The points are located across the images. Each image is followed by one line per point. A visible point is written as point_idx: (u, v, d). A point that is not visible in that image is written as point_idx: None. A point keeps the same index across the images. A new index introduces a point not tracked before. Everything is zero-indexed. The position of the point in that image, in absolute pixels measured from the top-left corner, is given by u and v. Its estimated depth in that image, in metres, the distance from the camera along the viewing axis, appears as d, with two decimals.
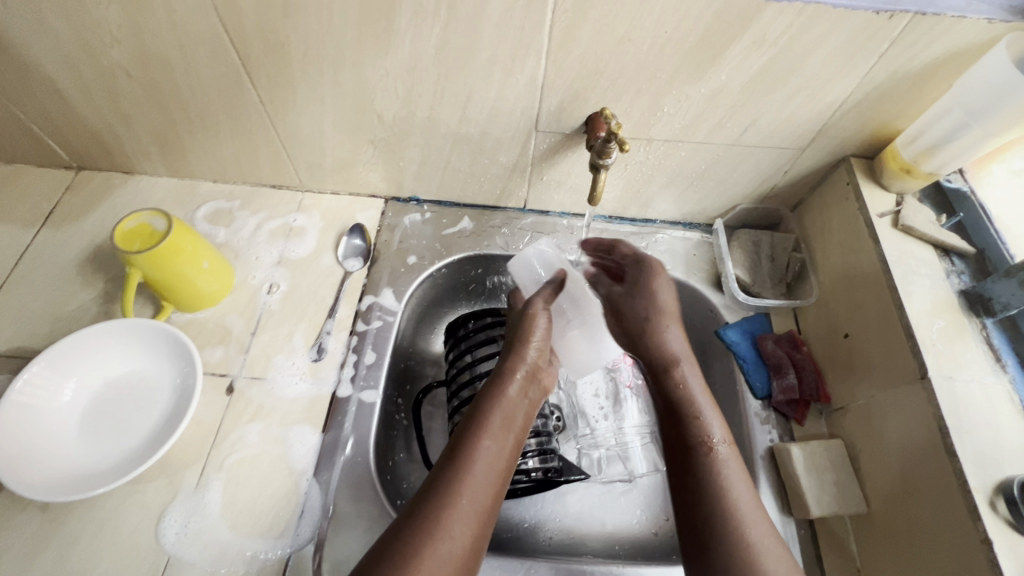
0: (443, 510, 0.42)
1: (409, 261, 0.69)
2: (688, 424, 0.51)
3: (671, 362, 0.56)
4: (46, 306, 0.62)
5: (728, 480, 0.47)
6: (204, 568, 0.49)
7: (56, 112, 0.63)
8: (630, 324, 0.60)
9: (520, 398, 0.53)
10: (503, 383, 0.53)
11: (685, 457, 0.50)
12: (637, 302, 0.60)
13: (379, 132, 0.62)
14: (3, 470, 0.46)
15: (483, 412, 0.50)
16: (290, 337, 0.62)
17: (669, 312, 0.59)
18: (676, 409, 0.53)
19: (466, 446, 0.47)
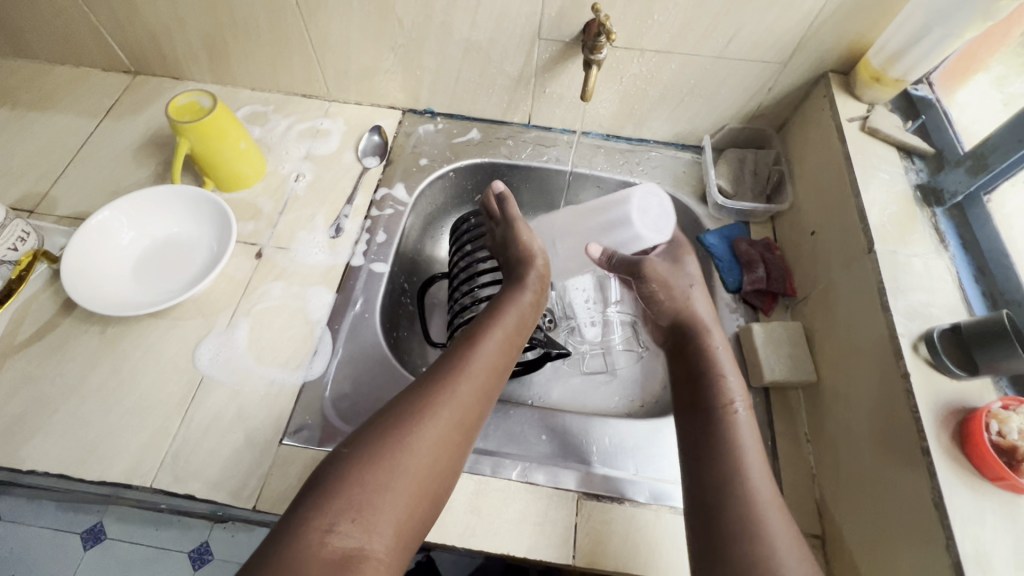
0: (450, 385, 0.46)
1: (421, 163, 0.77)
2: (707, 386, 0.51)
3: (703, 327, 0.56)
4: (106, 180, 0.72)
5: (744, 439, 0.46)
6: (231, 387, 0.58)
7: (119, 14, 0.72)
8: (667, 285, 0.59)
9: (529, 309, 0.57)
10: (515, 294, 0.57)
11: (701, 410, 0.49)
12: (674, 265, 0.60)
13: (400, 37, 0.70)
14: (67, 284, 0.56)
15: (497, 310, 0.55)
16: (312, 218, 0.70)
17: (694, 280, 0.59)
18: (696, 372, 0.52)
19: (473, 339, 0.51)
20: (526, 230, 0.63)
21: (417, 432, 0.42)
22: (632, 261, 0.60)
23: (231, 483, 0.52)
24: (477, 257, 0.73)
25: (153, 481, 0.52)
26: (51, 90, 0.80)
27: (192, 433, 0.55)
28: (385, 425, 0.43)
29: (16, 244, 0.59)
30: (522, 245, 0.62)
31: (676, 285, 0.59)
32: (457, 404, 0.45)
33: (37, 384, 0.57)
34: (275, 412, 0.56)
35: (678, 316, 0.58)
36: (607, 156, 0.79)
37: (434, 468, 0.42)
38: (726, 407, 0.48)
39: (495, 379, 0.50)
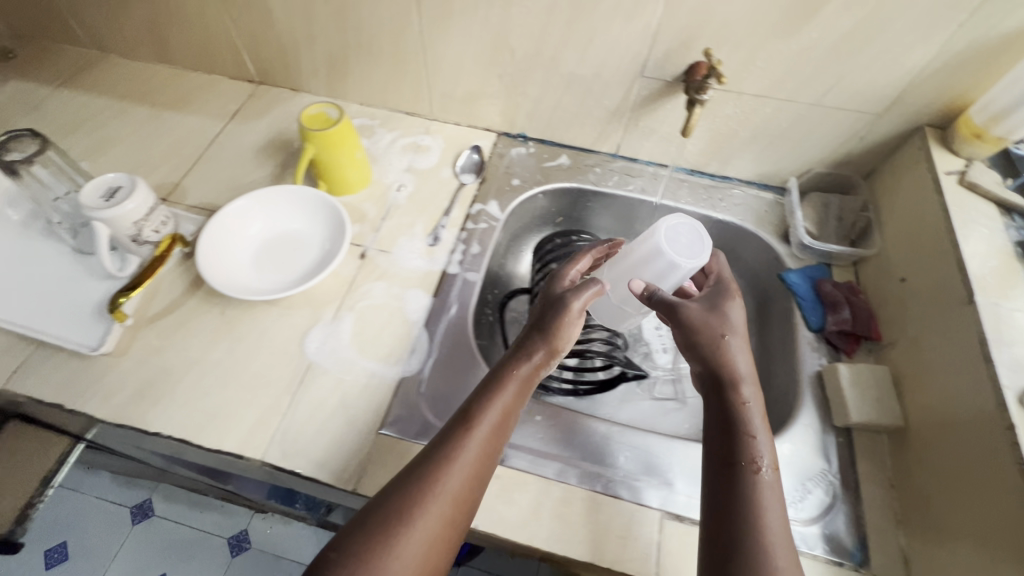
0: (431, 481, 0.43)
1: (513, 182, 0.81)
2: (739, 442, 0.48)
3: (735, 379, 0.52)
4: (230, 176, 0.79)
5: (766, 505, 0.45)
6: (335, 374, 0.62)
7: (260, 30, 0.80)
8: (704, 332, 0.54)
9: (529, 381, 0.51)
10: (510, 368, 0.50)
11: (725, 467, 0.48)
12: (715, 312, 0.55)
13: (509, 66, 0.75)
14: (202, 266, 0.62)
15: (491, 384, 0.49)
16: (412, 226, 0.75)
17: (738, 329, 0.54)
18: (727, 427, 0.49)
19: (463, 427, 0.47)
20: (577, 321, 0.53)
21: (401, 541, 0.40)
22: (669, 302, 0.56)
23: (333, 465, 0.56)
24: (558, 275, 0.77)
25: (264, 455, 0.56)
26: (185, 93, 0.89)
27: (299, 414, 0.59)
28: (368, 536, 0.40)
29: (159, 227, 0.66)
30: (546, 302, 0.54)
31: (709, 329, 0.54)
32: (444, 500, 0.43)
33: (164, 354, 0.62)
34: (375, 403, 0.60)
35: (711, 364, 0.52)
36: (690, 190, 0.82)
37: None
38: (753, 467, 0.47)
39: (486, 464, 0.46)
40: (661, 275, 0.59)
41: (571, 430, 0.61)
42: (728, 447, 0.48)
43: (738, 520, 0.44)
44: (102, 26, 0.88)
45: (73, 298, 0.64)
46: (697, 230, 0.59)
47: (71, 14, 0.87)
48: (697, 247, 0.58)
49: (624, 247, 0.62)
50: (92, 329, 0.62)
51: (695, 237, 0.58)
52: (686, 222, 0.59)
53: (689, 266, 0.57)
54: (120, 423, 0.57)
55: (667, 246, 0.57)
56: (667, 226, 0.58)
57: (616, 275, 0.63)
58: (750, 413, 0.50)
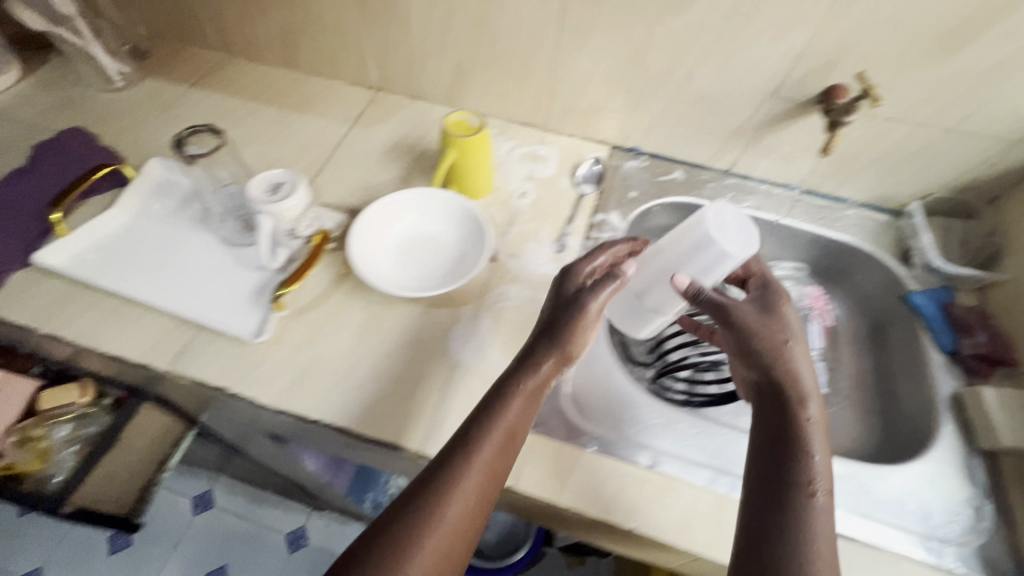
0: (446, 487, 0.45)
1: (631, 195, 0.83)
2: (795, 460, 0.48)
3: (803, 396, 0.52)
4: (359, 178, 0.82)
5: (818, 528, 0.44)
6: (480, 372, 0.63)
7: (393, 39, 0.84)
8: (753, 340, 0.55)
9: (542, 386, 0.52)
10: (530, 374, 0.52)
11: (774, 483, 0.47)
12: (765, 317, 0.56)
13: (639, 82, 0.77)
14: (352, 258, 0.66)
15: (516, 387, 0.51)
16: (537, 232, 0.77)
17: (797, 333, 0.55)
18: (781, 442, 0.49)
19: (488, 427, 0.49)
20: (594, 322, 0.56)
21: (419, 542, 0.42)
22: (717, 301, 0.57)
23: None
24: None
25: (420, 448, 0.58)
26: (309, 96, 0.93)
27: (451, 410, 0.60)
28: (388, 539, 0.43)
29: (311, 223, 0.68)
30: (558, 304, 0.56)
31: (767, 332, 0.55)
32: (461, 505, 0.45)
33: (316, 345, 0.64)
34: None
35: (771, 374, 0.53)
36: (804, 210, 0.84)
37: (443, 566, 0.43)
38: (809, 488, 0.46)
39: (502, 466, 0.48)
40: (707, 267, 0.60)
41: (714, 439, 0.61)
42: (780, 460, 0.48)
43: (775, 532, 0.44)
44: (235, 30, 0.92)
45: (230, 289, 0.68)
46: (748, 224, 0.61)
47: (209, 19, 0.91)
48: (743, 238, 0.60)
49: (666, 238, 0.65)
50: (251, 318, 0.65)
51: (744, 231, 0.60)
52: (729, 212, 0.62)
53: (736, 257, 0.59)
54: (281, 410, 0.60)
55: (715, 235, 0.60)
56: (713, 217, 0.61)
57: (657, 265, 0.65)
58: (812, 431, 0.50)
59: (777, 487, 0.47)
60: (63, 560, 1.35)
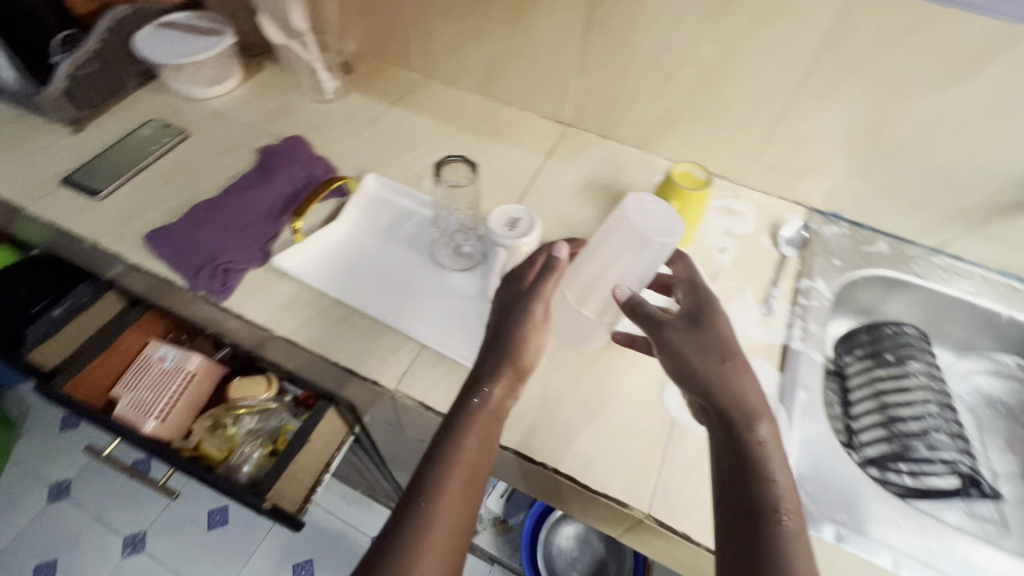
0: (417, 521, 0.44)
1: (834, 263, 0.80)
2: (760, 489, 0.45)
3: (749, 416, 0.48)
4: (559, 214, 0.83)
5: (792, 552, 0.41)
6: (701, 437, 0.62)
7: (604, 80, 0.85)
8: (684, 354, 0.52)
9: (498, 410, 0.52)
10: (482, 399, 0.51)
11: (748, 519, 0.44)
12: (696, 331, 0.53)
13: (867, 149, 0.75)
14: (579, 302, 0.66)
15: (471, 415, 0.50)
16: (742, 291, 0.75)
17: (730, 341, 0.52)
18: (740, 471, 0.46)
19: (442, 455, 0.47)
20: (540, 321, 0.56)
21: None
22: (653, 315, 0.54)
23: None
24: (908, 361, 0.75)
25: (649, 508, 0.56)
26: (502, 126, 0.95)
27: (675, 473, 0.59)
28: None
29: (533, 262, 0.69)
30: (496, 327, 0.56)
31: (710, 345, 0.52)
32: (436, 535, 0.43)
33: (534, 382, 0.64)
34: None
35: (714, 397, 0.50)
36: None
37: None
38: (778, 513, 0.43)
39: (471, 486, 0.47)
40: (645, 257, 0.59)
41: (958, 550, 0.57)
42: (740, 491, 0.45)
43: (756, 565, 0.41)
44: (440, 56, 0.96)
45: (450, 313, 0.69)
46: (656, 203, 0.59)
47: (419, 42, 0.95)
48: (670, 226, 0.56)
49: (599, 233, 0.62)
50: (476, 347, 0.65)
51: (662, 211, 0.58)
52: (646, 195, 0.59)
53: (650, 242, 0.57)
54: (507, 446, 0.60)
55: (634, 217, 0.58)
56: (636, 204, 0.59)
57: (592, 262, 0.61)
58: (768, 453, 0.47)
59: (743, 521, 0.44)
60: (163, 528, 1.35)
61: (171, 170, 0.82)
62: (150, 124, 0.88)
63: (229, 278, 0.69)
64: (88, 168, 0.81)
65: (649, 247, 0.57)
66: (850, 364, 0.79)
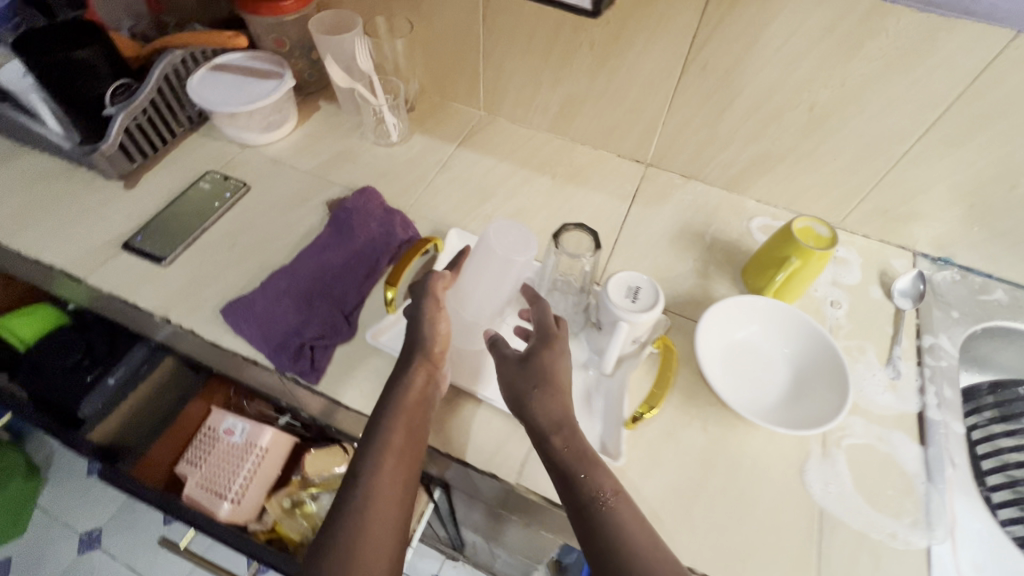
0: (357, 508, 0.50)
1: (953, 314, 0.75)
2: (579, 480, 0.50)
3: (555, 422, 0.54)
4: (655, 266, 0.77)
5: (626, 523, 0.47)
6: (856, 529, 0.56)
7: (696, 121, 0.79)
8: (513, 387, 0.57)
9: (418, 400, 0.57)
10: (404, 391, 0.57)
11: (574, 505, 0.49)
12: (525, 360, 0.58)
13: (994, 197, 0.70)
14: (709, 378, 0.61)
15: (393, 409, 0.55)
16: (862, 351, 0.70)
17: (558, 351, 0.59)
18: (560, 468, 0.51)
19: (373, 453, 0.53)
20: (439, 315, 0.61)
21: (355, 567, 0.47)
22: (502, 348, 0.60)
23: None
24: None
25: None
26: (577, 168, 0.89)
27: (834, 573, 0.54)
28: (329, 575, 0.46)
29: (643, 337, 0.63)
30: (413, 337, 0.60)
31: (544, 359, 0.58)
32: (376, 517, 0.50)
33: (664, 470, 0.59)
34: (914, 574, 0.54)
35: (526, 402, 0.55)
36: None
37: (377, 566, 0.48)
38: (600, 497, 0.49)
39: (404, 465, 0.53)
40: (502, 272, 0.64)
41: None
42: (567, 488, 0.50)
43: (594, 539, 0.47)
44: (509, 94, 0.90)
45: None
46: (516, 227, 0.64)
47: (488, 80, 0.89)
48: (525, 243, 0.63)
49: (468, 259, 0.67)
50: (596, 434, 0.60)
51: (521, 236, 0.63)
52: (515, 223, 0.64)
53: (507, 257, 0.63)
54: None
55: (495, 241, 0.63)
56: (496, 227, 0.64)
57: (467, 277, 0.65)
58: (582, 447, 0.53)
59: (578, 514, 0.49)
60: None
61: (237, 229, 0.76)
62: (208, 177, 0.82)
63: (318, 357, 0.63)
64: (148, 230, 0.75)
65: (502, 259, 0.62)
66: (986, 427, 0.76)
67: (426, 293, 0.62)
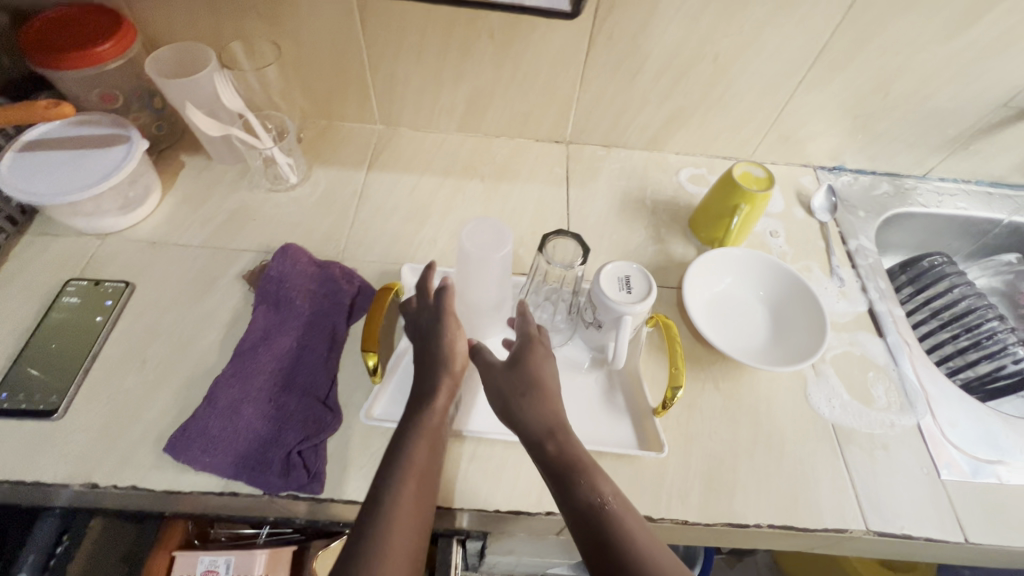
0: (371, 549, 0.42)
1: (861, 214, 0.84)
2: (582, 486, 0.46)
3: (549, 427, 0.50)
4: (614, 243, 0.77)
5: (628, 528, 0.44)
6: (865, 431, 0.63)
7: (610, 91, 0.79)
8: (499, 393, 0.53)
9: (437, 427, 0.51)
10: (421, 416, 0.51)
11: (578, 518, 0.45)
12: (513, 366, 0.54)
13: (873, 106, 0.79)
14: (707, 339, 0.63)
15: (412, 437, 0.49)
16: (809, 269, 0.77)
17: (549, 355, 0.56)
18: (561, 478, 0.47)
19: (394, 475, 0.47)
20: (458, 332, 0.56)
21: None
22: (491, 360, 0.56)
23: (929, 518, 0.57)
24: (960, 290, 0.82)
25: (866, 523, 0.56)
26: (503, 162, 0.85)
27: (864, 477, 0.59)
28: None
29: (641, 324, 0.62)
30: (430, 357, 0.54)
31: (538, 360, 0.55)
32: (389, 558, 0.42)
33: (700, 441, 0.60)
34: (919, 452, 0.62)
35: (522, 409, 0.51)
36: (1001, 201, 0.89)
37: None
38: (597, 504, 0.45)
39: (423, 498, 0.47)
40: (474, 280, 0.57)
41: None
42: (564, 497, 0.46)
43: (600, 552, 0.43)
44: (408, 101, 0.82)
45: (577, 399, 0.62)
46: (491, 223, 0.56)
47: (381, 91, 0.80)
48: (498, 244, 0.55)
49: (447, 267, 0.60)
50: (629, 431, 0.59)
51: (494, 235, 0.56)
52: (492, 220, 0.56)
53: (485, 260, 0.55)
54: (714, 523, 0.55)
55: (466, 247, 0.55)
56: (467, 228, 0.56)
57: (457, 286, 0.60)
58: (578, 449, 0.49)
59: (575, 523, 0.45)
60: None
61: (140, 342, 0.61)
62: (72, 288, 0.64)
63: (311, 461, 0.54)
64: (16, 379, 0.56)
65: (472, 266, 0.56)
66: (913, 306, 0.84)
67: (425, 359, 0.55)
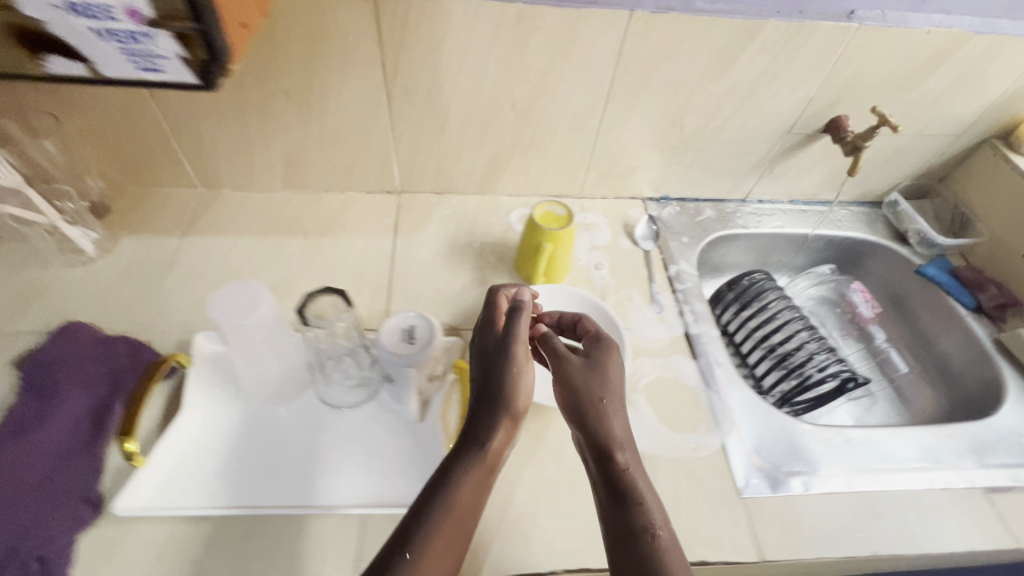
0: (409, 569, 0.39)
1: (683, 241, 0.88)
2: (633, 508, 0.45)
3: (614, 443, 0.49)
4: (436, 290, 0.76)
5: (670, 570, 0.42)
6: (670, 456, 0.63)
7: (423, 142, 0.80)
8: (572, 396, 0.52)
9: (496, 457, 0.46)
10: (480, 445, 0.46)
11: (625, 543, 0.44)
12: (592, 372, 0.53)
13: (675, 141, 0.84)
14: None
15: (470, 460, 0.45)
16: (631, 298, 0.79)
17: (620, 371, 0.54)
18: (617, 498, 0.46)
19: (436, 506, 0.42)
20: (524, 363, 0.51)
21: None
22: (560, 350, 0.55)
23: (726, 542, 0.57)
24: (772, 306, 0.87)
25: None
26: (330, 217, 0.84)
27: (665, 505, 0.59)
28: None
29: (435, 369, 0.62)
30: (507, 376, 0.49)
31: (613, 371, 0.54)
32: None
33: (501, 489, 0.59)
34: (722, 472, 0.62)
35: (585, 417, 0.50)
36: (813, 217, 0.96)
37: None
38: (649, 531, 0.44)
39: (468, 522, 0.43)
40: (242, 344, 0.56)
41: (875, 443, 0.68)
42: (614, 516, 0.46)
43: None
44: (224, 164, 0.81)
45: (372, 457, 0.59)
46: (247, 286, 0.55)
47: (191, 155, 0.78)
48: (253, 308, 0.54)
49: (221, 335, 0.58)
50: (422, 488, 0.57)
51: (249, 298, 0.54)
52: (249, 283, 0.55)
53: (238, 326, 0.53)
54: None
55: (218, 315, 0.53)
56: (217, 295, 0.54)
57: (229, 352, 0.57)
58: (636, 476, 0.48)
59: (618, 543, 0.44)
60: None
61: None
62: None
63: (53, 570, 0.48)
64: None
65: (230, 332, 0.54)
66: (732, 322, 0.89)
67: (488, 379, 0.49)
